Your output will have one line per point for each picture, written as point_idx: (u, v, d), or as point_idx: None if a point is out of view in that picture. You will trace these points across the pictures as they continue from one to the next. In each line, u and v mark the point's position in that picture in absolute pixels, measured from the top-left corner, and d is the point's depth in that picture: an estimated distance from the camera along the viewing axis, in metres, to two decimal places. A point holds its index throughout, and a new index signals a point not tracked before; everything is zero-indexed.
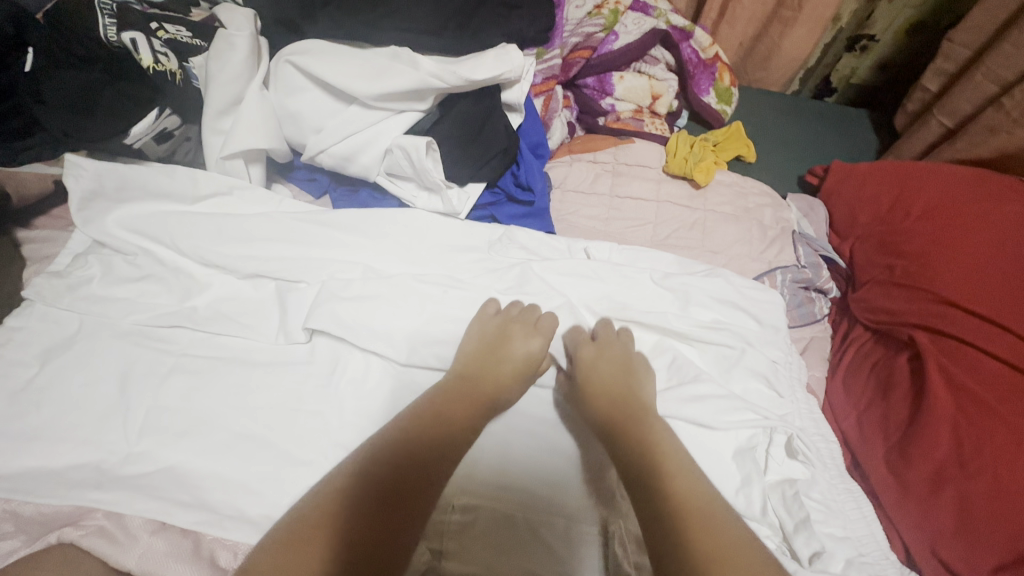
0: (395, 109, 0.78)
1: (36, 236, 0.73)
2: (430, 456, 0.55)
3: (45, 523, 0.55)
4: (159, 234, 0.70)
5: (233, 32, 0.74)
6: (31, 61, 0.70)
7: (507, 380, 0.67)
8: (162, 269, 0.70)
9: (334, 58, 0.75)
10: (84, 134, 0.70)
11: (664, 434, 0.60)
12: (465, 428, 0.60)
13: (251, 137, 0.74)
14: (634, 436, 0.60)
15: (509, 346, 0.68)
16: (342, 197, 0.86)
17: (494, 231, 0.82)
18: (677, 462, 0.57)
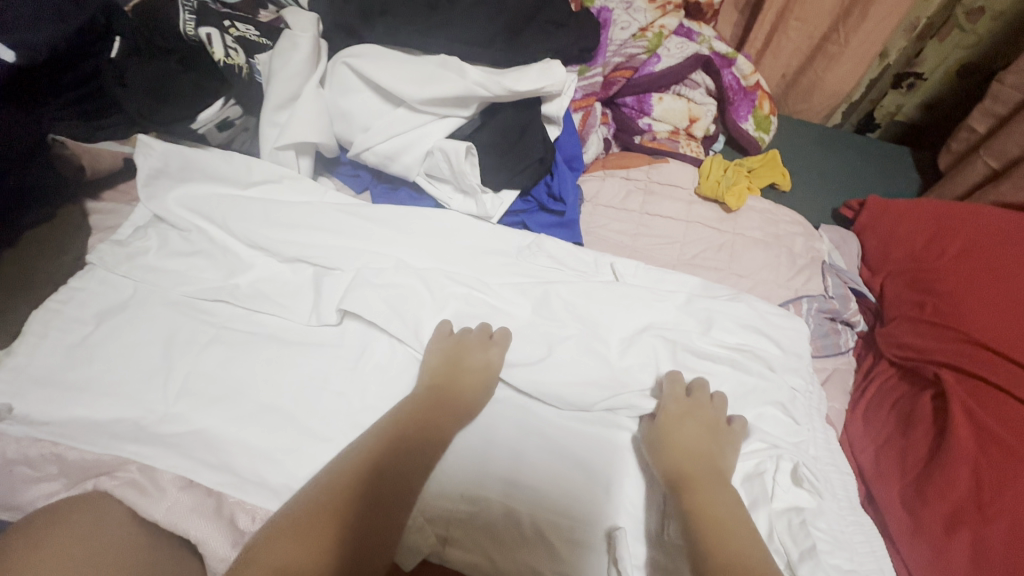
0: (438, 113, 0.82)
1: (104, 208, 0.79)
2: (405, 475, 0.58)
3: (85, 469, 0.59)
4: (214, 215, 0.75)
5: (298, 33, 0.79)
6: (116, 49, 0.76)
7: (464, 400, 0.67)
8: (212, 248, 0.74)
9: (387, 61, 0.80)
10: (157, 117, 0.76)
11: (724, 489, 0.59)
12: (432, 445, 0.62)
13: (303, 130, 0.79)
14: (694, 484, 0.59)
15: (468, 363, 0.69)
16: (382, 193, 0.90)
17: (523, 237, 0.85)
18: (734, 521, 0.56)
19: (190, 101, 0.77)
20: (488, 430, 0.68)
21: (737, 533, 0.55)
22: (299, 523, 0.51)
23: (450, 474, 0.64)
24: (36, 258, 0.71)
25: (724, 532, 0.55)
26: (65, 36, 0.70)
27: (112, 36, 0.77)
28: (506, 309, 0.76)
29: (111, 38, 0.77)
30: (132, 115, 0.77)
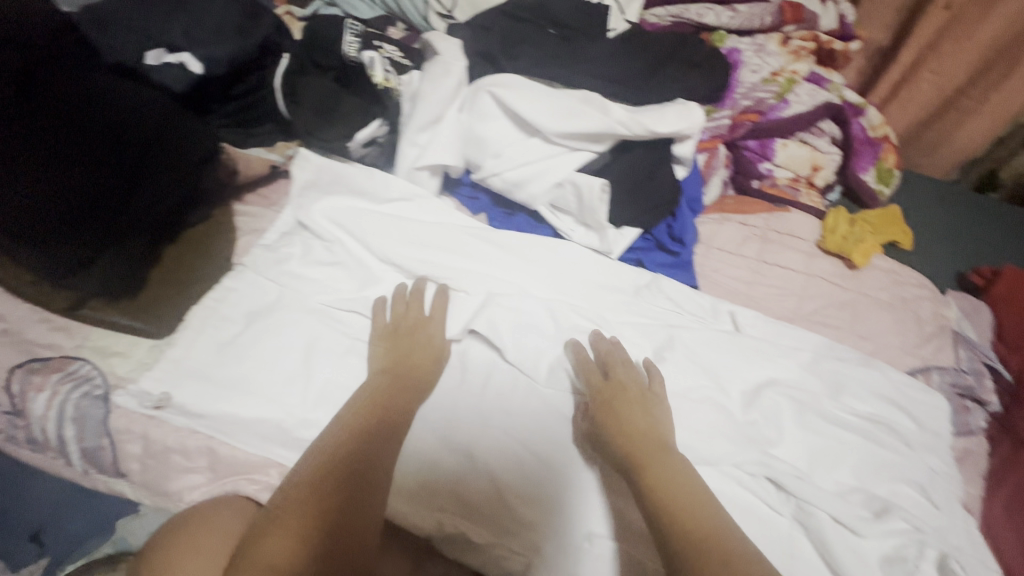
0: (571, 146, 0.83)
1: (246, 211, 0.82)
2: (365, 453, 0.58)
3: (230, 467, 0.62)
4: (353, 228, 0.78)
5: (450, 59, 0.82)
6: (283, 66, 0.81)
7: (418, 374, 0.68)
8: (347, 259, 0.77)
9: (530, 92, 0.81)
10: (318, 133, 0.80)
11: (673, 460, 0.60)
12: (396, 423, 0.63)
13: (442, 153, 0.81)
14: (645, 465, 0.60)
15: (410, 343, 0.70)
16: (500, 217, 0.92)
17: (641, 276, 0.84)
18: (688, 490, 0.57)
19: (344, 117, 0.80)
20: (449, 408, 0.69)
21: (699, 508, 0.55)
22: (275, 520, 0.51)
23: (421, 454, 0.66)
24: (188, 255, 0.74)
25: (685, 513, 0.54)
26: (245, 51, 0.74)
27: (280, 53, 0.81)
28: (624, 347, 0.76)
29: (280, 55, 0.81)
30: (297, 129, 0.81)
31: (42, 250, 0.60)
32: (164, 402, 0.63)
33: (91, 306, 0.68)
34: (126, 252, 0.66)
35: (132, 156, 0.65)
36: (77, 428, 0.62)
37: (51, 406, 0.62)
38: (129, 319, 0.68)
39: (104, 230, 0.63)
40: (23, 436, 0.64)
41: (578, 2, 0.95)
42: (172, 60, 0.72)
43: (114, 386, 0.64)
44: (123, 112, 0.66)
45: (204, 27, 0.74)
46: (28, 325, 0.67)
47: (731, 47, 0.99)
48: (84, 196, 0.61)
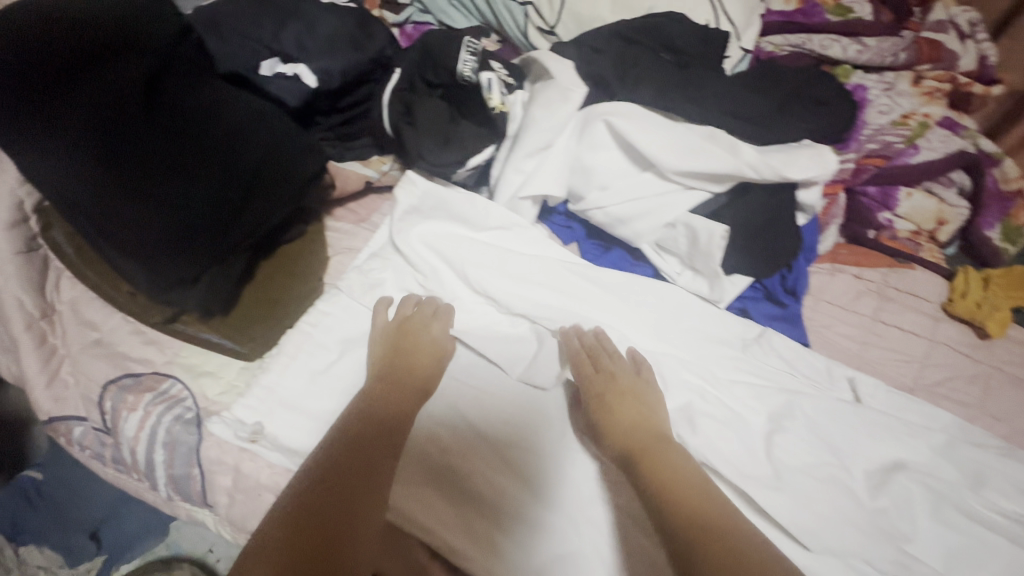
0: (687, 185, 0.77)
1: (339, 228, 0.79)
2: (385, 443, 0.56)
3: None
4: (454, 257, 0.74)
5: (571, 87, 0.78)
6: (393, 81, 0.73)
7: (421, 366, 0.65)
8: (441, 290, 0.73)
9: (650, 125, 0.76)
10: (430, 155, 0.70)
11: (672, 451, 0.58)
12: (398, 423, 0.59)
13: (549, 182, 0.77)
14: (645, 460, 0.57)
15: (413, 338, 0.66)
16: (592, 250, 0.86)
17: (748, 329, 0.78)
18: (688, 482, 0.55)
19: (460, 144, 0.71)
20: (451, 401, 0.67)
21: (700, 498, 0.53)
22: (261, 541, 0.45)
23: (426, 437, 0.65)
24: (282, 274, 0.71)
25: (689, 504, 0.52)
26: (359, 66, 0.70)
27: (391, 67, 0.75)
28: (733, 409, 0.70)
29: (390, 69, 0.74)
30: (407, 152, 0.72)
31: (151, 267, 0.57)
32: (257, 434, 0.59)
33: (183, 321, 0.65)
34: (230, 273, 0.63)
35: (247, 171, 0.60)
36: (167, 455, 0.59)
37: (141, 429, 0.59)
38: (222, 340, 0.65)
39: (216, 252, 0.59)
40: (110, 456, 0.61)
41: (696, 27, 0.88)
42: (286, 71, 0.67)
43: (207, 413, 0.61)
44: (248, 125, 0.61)
45: (317, 37, 0.70)
46: (122, 337, 0.65)
47: (856, 85, 0.92)
48: (203, 216, 0.57)
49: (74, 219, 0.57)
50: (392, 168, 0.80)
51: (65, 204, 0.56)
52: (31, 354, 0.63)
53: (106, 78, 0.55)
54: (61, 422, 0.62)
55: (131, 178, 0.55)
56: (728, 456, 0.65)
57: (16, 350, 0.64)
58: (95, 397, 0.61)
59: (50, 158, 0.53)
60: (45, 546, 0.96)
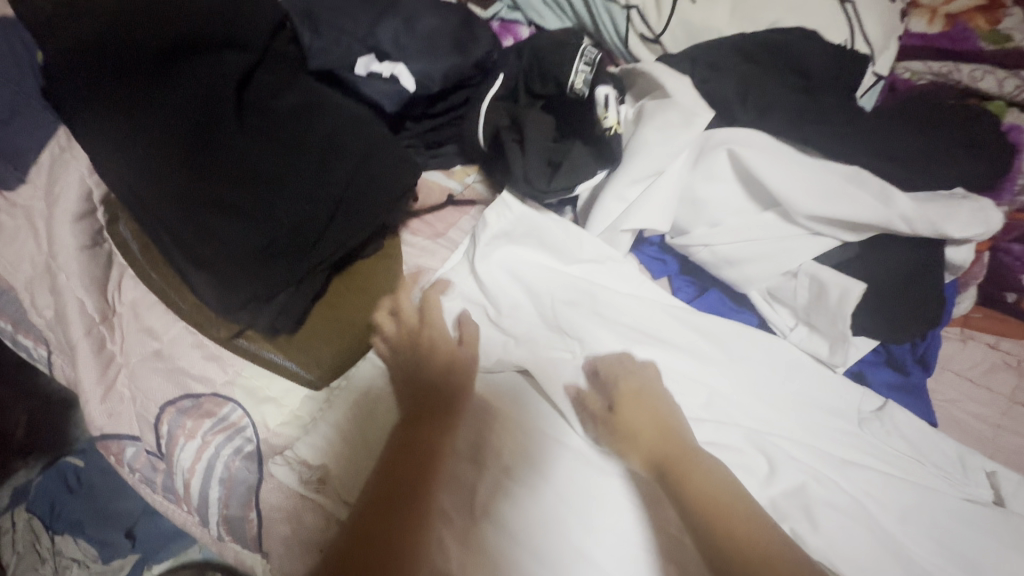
0: (815, 230, 0.67)
1: (416, 244, 0.71)
2: (412, 471, 0.51)
3: None
4: (538, 290, 0.65)
5: (698, 111, 0.66)
6: (496, 88, 0.66)
7: (435, 375, 0.57)
8: (522, 327, 0.64)
9: (780, 159, 0.66)
10: (536, 179, 0.61)
11: (703, 463, 0.52)
12: (412, 447, 0.53)
13: (657, 214, 0.68)
14: (675, 475, 0.51)
15: (426, 347, 0.58)
16: (684, 288, 0.76)
17: (867, 402, 0.68)
18: (727, 504, 0.49)
19: (570, 167, 0.62)
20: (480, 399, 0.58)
21: (738, 512, 0.49)
22: None
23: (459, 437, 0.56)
24: (351, 291, 0.64)
25: (717, 520, 0.48)
26: (461, 71, 0.63)
27: (494, 73, 0.67)
28: (860, 501, 0.59)
29: (493, 75, 0.67)
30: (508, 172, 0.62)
31: (222, 283, 0.51)
32: (324, 482, 0.53)
33: (246, 336, 0.59)
34: (305, 293, 0.57)
35: (319, 162, 0.53)
36: (223, 494, 0.53)
37: (198, 460, 0.54)
38: (291, 363, 0.58)
39: (294, 271, 0.52)
40: (161, 484, 0.57)
41: (831, 47, 0.77)
42: (382, 72, 0.60)
43: (269, 451, 0.55)
44: (338, 129, 0.54)
45: (418, 34, 0.62)
46: (182, 351, 0.59)
47: (1012, 124, 0.77)
48: (284, 230, 0.51)
49: (149, 227, 0.52)
50: (476, 181, 0.74)
51: (144, 212, 0.51)
52: (89, 363, 0.58)
53: (198, 79, 0.51)
54: (114, 440, 0.58)
55: (213, 187, 0.50)
56: (853, 560, 0.55)
57: (73, 356, 0.59)
58: (152, 418, 0.56)
59: (140, 171, 0.50)
60: (82, 537, 0.92)
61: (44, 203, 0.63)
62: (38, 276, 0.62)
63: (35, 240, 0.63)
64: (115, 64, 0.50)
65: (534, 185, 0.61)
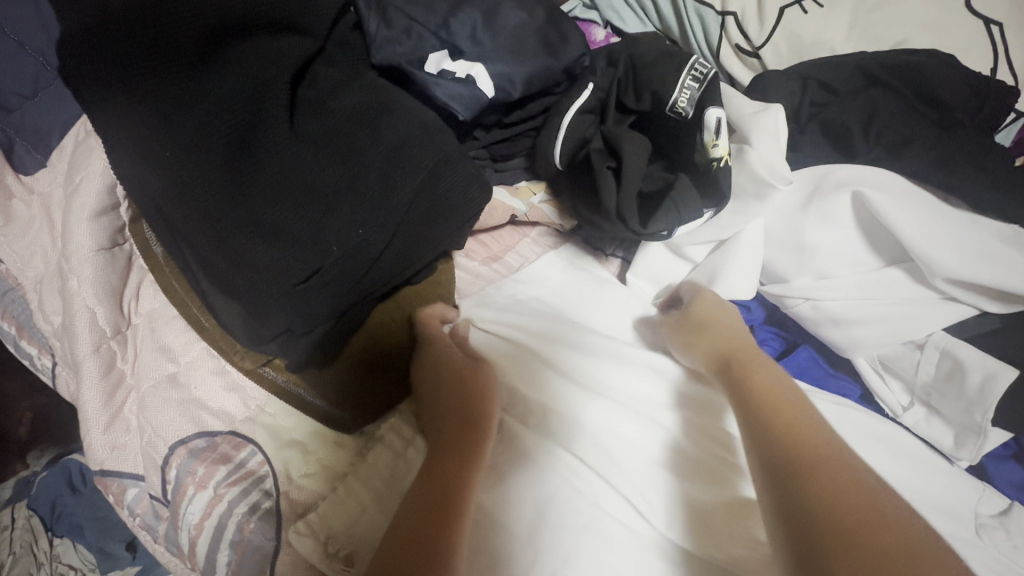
0: (948, 296, 0.57)
1: (471, 268, 0.63)
2: (444, 474, 0.43)
3: None
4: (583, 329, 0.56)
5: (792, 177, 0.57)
6: (584, 98, 0.56)
7: (456, 394, 0.48)
8: (573, 370, 0.53)
9: (918, 207, 0.55)
10: (645, 226, 0.54)
11: (771, 368, 0.48)
12: (438, 451, 0.45)
13: (735, 281, 0.58)
14: (737, 367, 0.49)
15: (439, 357, 0.50)
16: (769, 340, 0.64)
17: (988, 500, 0.55)
18: (789, 397, 0.46)
19: (672, 205, 0.53)
20: (520, 429, 0.51)
21: (803, 414, 0.44)
22: None
23: (497, 481, 0.49)
24: None
25: (778, 410, 0.44)
26: (548, 75, 0.54)
27: (582, 80, 0.57)
28: None
29: (581, 82, 0.57)
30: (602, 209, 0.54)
31: (255, 315, 0.43)
32: (351, 562, 0.43)
33: (274, 364, 0.51)
34: (348, 325, 0.48)
35: (373, 169, 0.44)
36: (233, 561, 0.45)
37: (207, 516, 0.46)
38: (325, 406, 0.50)
39: (339, 301, 0.45)
40: (163, 534, 0.49)
41: (971, 74, 0.64)
42: (456, 71, 0.51)
43: (289, 513, 0.46)
44: (404, 137, 0.45)
45: (500, 29, 0.53)
46: (199, 377, 0.51)
47: None
48: (330, 257, 0.42)
49: (175, 241, 0.46)
50: (542, 201, 0.63)
51: (170, 226, 0.45)
52: (94, 384, 0.51)
53: (243, 70, 0.43)
54: (113, 479, 0.50)
55: (250, 201, 0.42)
56: None
57: (77, 373, 0.52)
58: (159, 460, 0.48)
59: (170, 172, 0.42)
60: (81, 543, 0.87)
61: (64, 194, 0.56)
62: (49, 276, 0.55)
63: (49, 234, 0.56)
64: (144, 47, 0.42)
65: (645, 235, 0.54)
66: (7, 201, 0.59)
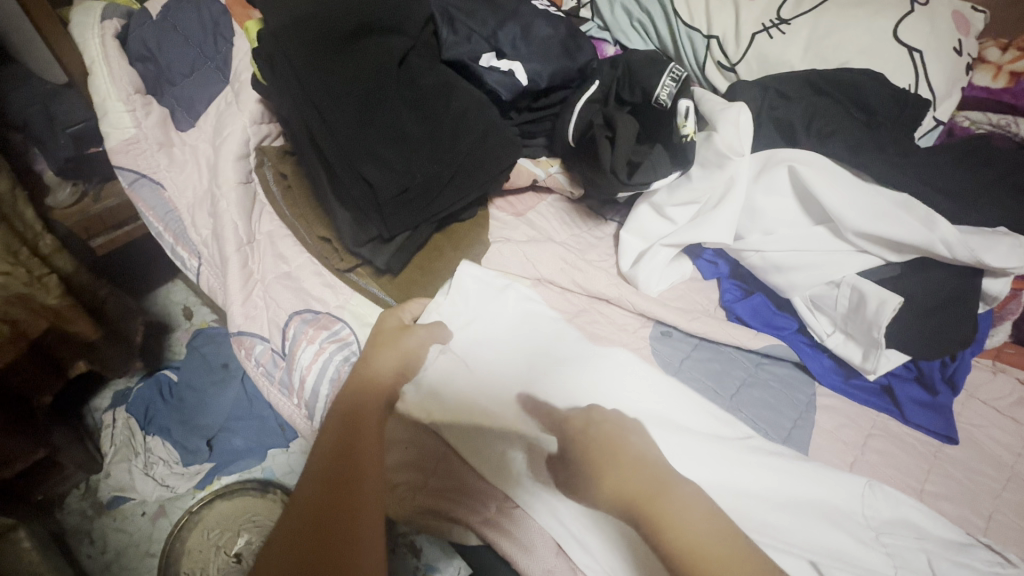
0: (860, 247, 0.76)
1: (502, 217, 0.83)
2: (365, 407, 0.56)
3: (453, 493, 0.60)
4: (511, 354, 0.64)
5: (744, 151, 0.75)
6: (591, 91, 0.77)
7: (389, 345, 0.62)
8: (499, 335, 0.66)
9: (836, 179, 0.75)
10: (633, 179, 0.73)
11: (678, 489, 0.48)
12: (365, 397, 0.57)
13: (706, 234, 0.76)
14: (647, 519, 0.47)
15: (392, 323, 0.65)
16: (731, 289, 0.84)
17: (881, 430, 0.73)
18: (698, 524, 0.46)
19: (649, 166, 0.74)
20: (445, 367, 0.63)
21: (706, 534, 0.46)
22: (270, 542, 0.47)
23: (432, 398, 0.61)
24: (443, 245, 0.75)
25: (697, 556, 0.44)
26: (566, 73, 0.75)
27: (590, 78, 0.78)
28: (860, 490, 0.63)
29: (590, 79, 0.78)
30: (601, 169, 0.74)
31: (360, 221, 0.65)
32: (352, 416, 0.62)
33: (358, 271, 0.71)
34: (415, 241, 0.69)
35: (444, 130, 0.66)
36: (331, 393, 0.64)
37: (314, 361, 0.65)
38: (389, 299, 0.70)
39: (413, 218, 0.65)
40: (279, 378, 0.69)
41: (895, 88, 0.83)
42: (502, 66, 0.72)
43: None
44: (467, 108, 0.68)
45: (534, 39, 0.74)
46: (306, 275, 0.71)
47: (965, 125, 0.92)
48: (414, 183, 0.63)
49: (315, 165, 0.67)
50: (558, 172, 0.83)
51: (316, 152, 0.67)
52: (235, 274, 0.71)
53: (367, 59, 0.66)
54: (246, 337, 0.70)
55: (366, 140, 0.62)
56: (853, 538, 0.59)
57: (223, 266, 0.72)
58: (281, 323, 0.69)
59: (313, 118, 0.63)
60: (168, 440, 1.05)
61: (211, 143, 0.77)
62: (200, 202, 0.77)
63: (200, 173, 0.78)
64: (307, 36, 0.64)
65: (635, 188, 0.74)
66: (169, 148, 0.81)
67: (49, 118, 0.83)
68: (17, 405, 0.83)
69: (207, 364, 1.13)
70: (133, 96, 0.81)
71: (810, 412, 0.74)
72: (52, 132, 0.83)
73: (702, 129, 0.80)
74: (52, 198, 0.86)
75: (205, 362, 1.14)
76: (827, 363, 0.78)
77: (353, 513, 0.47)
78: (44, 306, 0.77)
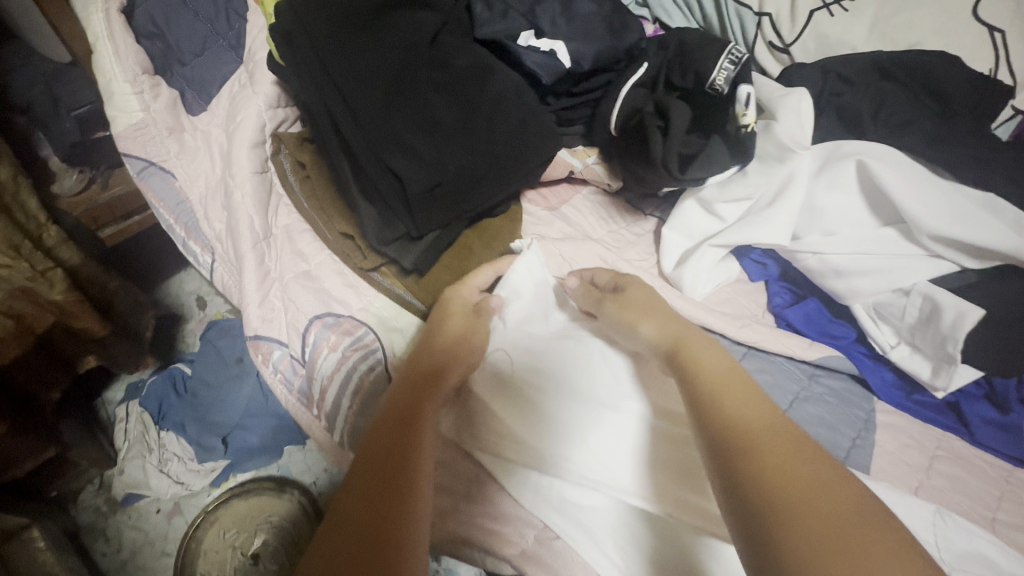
0: (933, 252, 0.69)
1: (534, 212, 0.77)
2: (430, 382, 0.51)
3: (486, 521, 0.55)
4: (566, 349, 0.59)
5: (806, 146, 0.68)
6: (638, 75, 0.70)
7: (450, 328, 0.56)
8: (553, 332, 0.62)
9: (911, 175, 0.67)
10: (686, 174, 0.67)
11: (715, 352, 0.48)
12: (433, 373, 0.52)
13: (767, 235, 0.69)
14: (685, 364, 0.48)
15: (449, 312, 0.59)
16: (781, 293, 0.77)
17: (949, 452, 0.67)
18: (729, 374, 0.45)
19: (704, 159, 0.67)
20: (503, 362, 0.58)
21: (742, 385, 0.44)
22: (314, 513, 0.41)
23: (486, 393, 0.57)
24: (474, 242, 0.68)
25: (725, 389, 0.43)
26: (612, 54, 0.67)
27: (638, 60, 0.71)
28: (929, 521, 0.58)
29: (637, 61, 0.71)
30: (651, 164, 0.67)
31: (387, 217, 0.59)
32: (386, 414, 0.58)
33: (381, 271, 0.65)
34: (445, 238, 0.64)
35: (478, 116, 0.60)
36: (354, 405, 0.59)
37: (338, 370, 0.61)
38: (416, 303, 0.64)
39: (442, 216, 0.59)
40: (298, 386, 0.64)
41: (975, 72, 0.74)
42: (541, 46, 0.65)
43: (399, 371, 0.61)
44: (505, 91, 0.61)
45: (575, 16, 0.67)
46: (326, 275, 0.66)
47: None
48: (447, 176, 0.57)
49: (335, 154, 0.61)
50: (596, 163, 0.76)
51: (335, 136, 0.60)
52: (251, 273, 0.66)
53: (401, 31, 0.60)
54: (263, 342, 0.65)
55: (391, 126, 0.57)
56: None
57: (239, 264, 0.67)
58: (301, 328, 0.63)
59: (333, 93, 0.57)
60: (182, 437, 1.02)
61: (224, 129, 0.72)
62: (213, 192, 0.72)
63: (211, 161, 0.73)
64: (332, 8, 0.59)
65: (686, 184, 0.67)
66: (179, 134, 0.76)
67: (53, 100, 0.80)
68: (24, 402, 0.80)
69: (220, 358, 1.08)
70: (140, 78, 0.76)
71: (869, 430, 0.68)
72: (57, 116, 0.80)
73: (758, 117, 0.72)
74: (58, 185, 0.81)
75: (219, 355, 1.09)
76: (888, 377, 0.72)
77: (411, 485, 0.41)
78: (50, 301, 0.73)
